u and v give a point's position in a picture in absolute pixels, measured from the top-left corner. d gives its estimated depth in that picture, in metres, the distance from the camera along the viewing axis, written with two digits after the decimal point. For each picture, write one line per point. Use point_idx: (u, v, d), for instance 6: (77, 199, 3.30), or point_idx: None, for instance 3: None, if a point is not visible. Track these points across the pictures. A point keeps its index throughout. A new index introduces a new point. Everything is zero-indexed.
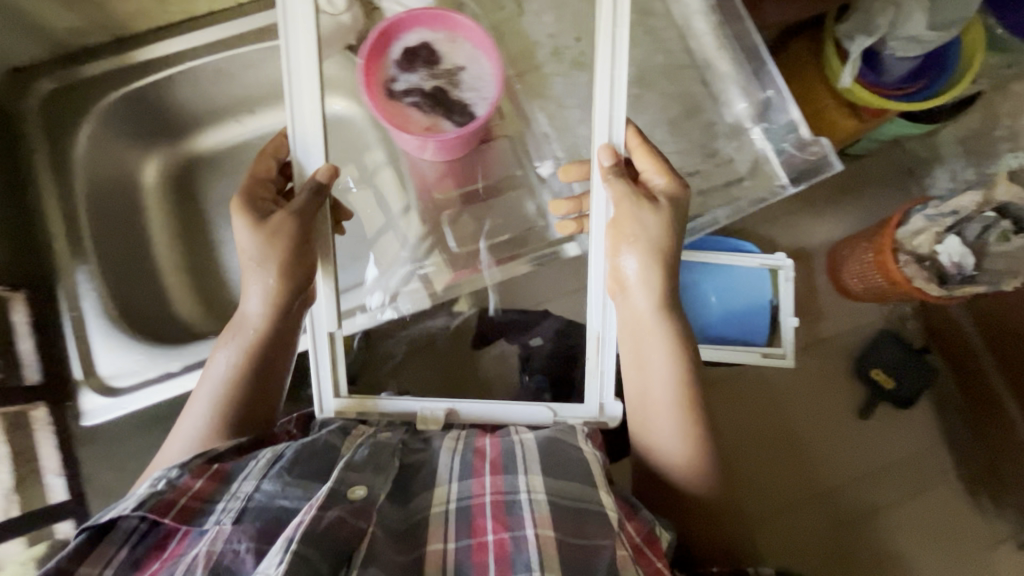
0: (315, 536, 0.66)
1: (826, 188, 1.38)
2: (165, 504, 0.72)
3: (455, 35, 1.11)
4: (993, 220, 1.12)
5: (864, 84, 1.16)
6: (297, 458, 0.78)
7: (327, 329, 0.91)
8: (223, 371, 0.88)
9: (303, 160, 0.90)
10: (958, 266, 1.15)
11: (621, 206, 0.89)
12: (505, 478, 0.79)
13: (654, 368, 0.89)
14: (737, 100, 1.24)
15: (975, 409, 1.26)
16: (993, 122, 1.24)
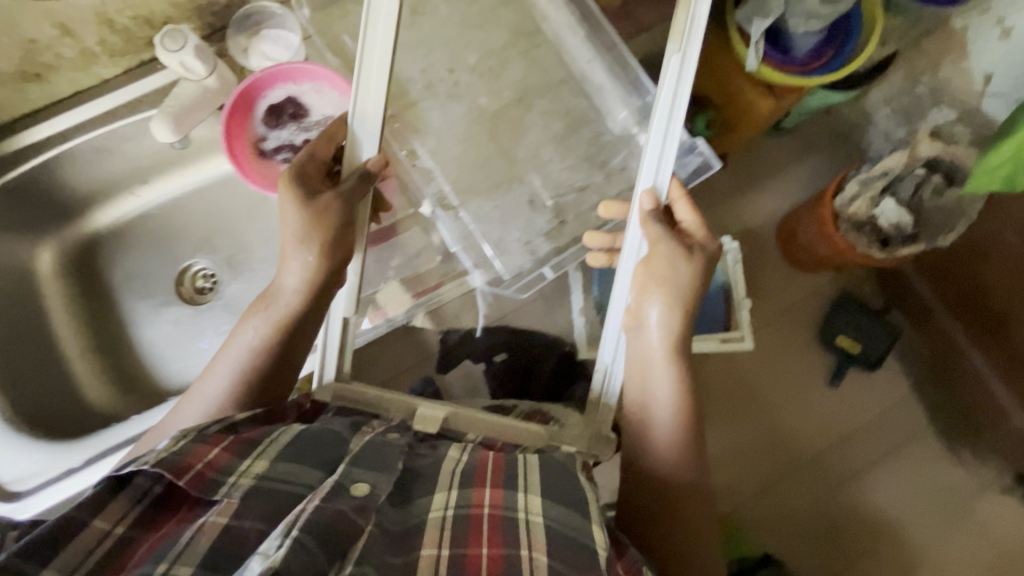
0: (314, 530, 0.48)
1: (768, 162, 1.33)
2: (179, 466, 0.56)
3: (321, 85, 0.93)
4: (924, 177, 1.01)
5: (772, 65, 0.89)
6: (320, 441, 0.63)
7: (343, 314, 0.78)
8: (250, 342, 0.73)
9: (359, 131, 0.74)
10: (896, 226, 1.04)
11: (656, 249, 0.76)
12: (509, 487, 0.62)
13: (661, 403, 0.73)
14: (615, 106, 0.93)
15: (940, 366, 1.25)
16: (915, 81, 1.12)
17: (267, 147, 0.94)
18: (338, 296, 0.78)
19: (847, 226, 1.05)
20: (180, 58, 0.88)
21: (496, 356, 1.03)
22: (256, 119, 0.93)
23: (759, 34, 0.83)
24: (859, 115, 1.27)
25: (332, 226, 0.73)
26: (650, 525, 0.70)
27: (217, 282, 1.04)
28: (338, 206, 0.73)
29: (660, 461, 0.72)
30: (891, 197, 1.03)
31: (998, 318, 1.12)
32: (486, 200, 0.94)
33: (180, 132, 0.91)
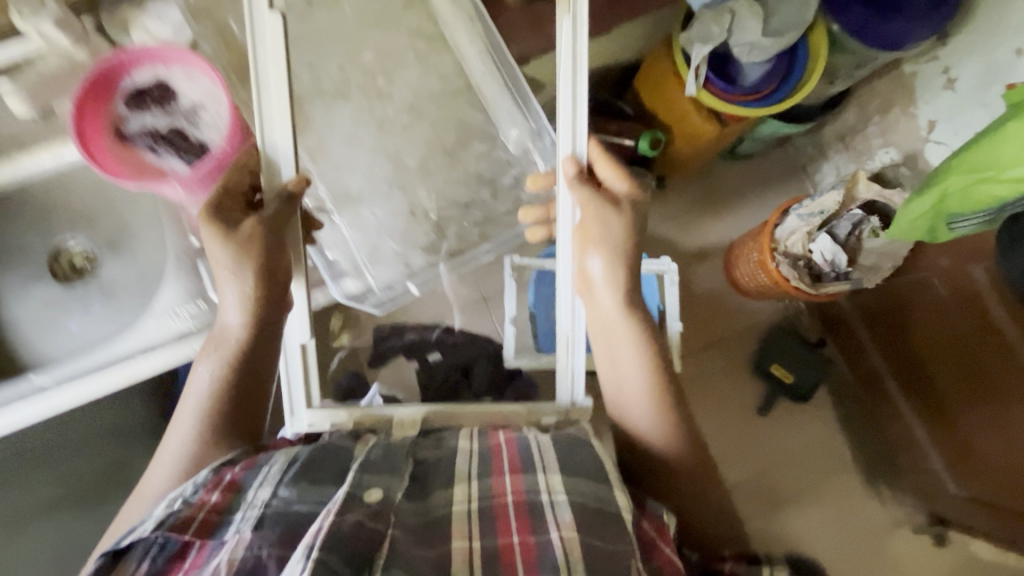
0: (339, 547, 0.48)
1: (723, 186, 1.33)
2: (183, 518, 0.53)
3: (190, 68, 0.76)
4: (862, 218, 1.01)
5: (713, 91, 0.89)
6: (317, 459, 0.58)
7: (299, 341, 0.72)
8: (202, 392, 0.64)
9: (275, 151, 0.70)
10: (832, 264, 1.04)
11: (587, 207, 0.72)
12: (527, 470, 0.60)
13: (624, 377, 0.69)
14: (505, 123, 0.90)
15: (868, 399, 1.27)
16: (865, 120, 1.13)
17: (129, 130, 0.76)
18: (292, 323, 0.72)
19: (784, 259, 1.05)
20: (37, 25, 0.72)
21: (431, 355, 1.09)
22: (117, 98, 0.75)
23: (699, 59, 0.81)
24: (817, 144, 1.28)
25: (263, 240, 0.66)
26: (655, 497, 0.66)
27: (95, 262, 0.86)
28: (268, 226, 0.67)
29: (650, 435, 0.67)
30: (827, 233, 1.02)
31: (920, 367, 1.11)
32: (362, 206, 0.87)
33: (39, 105, 0.78)
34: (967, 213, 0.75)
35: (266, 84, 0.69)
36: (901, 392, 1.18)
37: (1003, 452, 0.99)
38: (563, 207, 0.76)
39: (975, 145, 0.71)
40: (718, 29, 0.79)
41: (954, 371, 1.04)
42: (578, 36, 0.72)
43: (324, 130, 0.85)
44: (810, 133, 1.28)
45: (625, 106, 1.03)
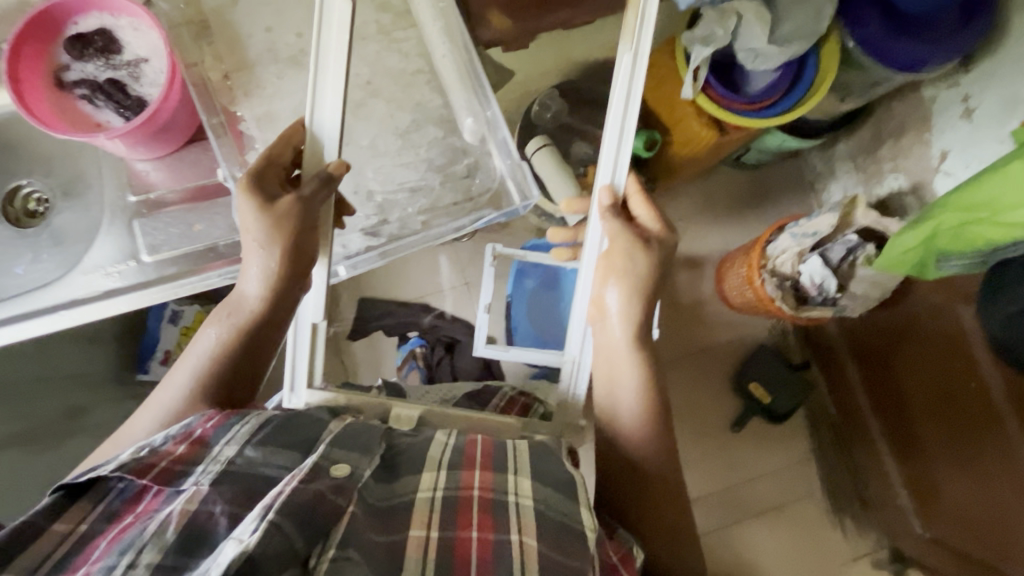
0: (292, 513, 0.44)
1: (725, 197, 1.30)
2: (146, 464, 0.50)
3: (138, 19, 0.73)
4: (857, 243, 0.97)
5: (711, 97, 0.85)
6: (287, 424, 0.55)
7: (311, 319, 0.72)
8: (209, 348, 0.65)
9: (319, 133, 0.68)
10: (820, 287, 1.01)
11: (615, 241, 0.71)
12: (499, 469, 0.57)
13: (623, 408, 0.68)
14: (462, 111, 0.84)
15: (848, 433, 1.23)
16: (879, 142, 1.09)
17: (71, 81, 0.74)
18: (305, 304, 0.72)
19: (772, 279, 1.02)
20: None
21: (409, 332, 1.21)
22: (61, 48, 0.73)
23: (700, 60, 0.78)
24: (828, 162, 1.23)
25: (294, 222, 0.65)
26: (641, 508, 0.65)
27: (48, 207, 0.83)
28: (301, 207, 0.66)
29: (647, 454, 0.67)
30: (818, 256, 0.99)
31: (897, 406, 1.09)
32: None
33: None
34: (956, 252, 0.71)
35: (323, 85, 0.67)
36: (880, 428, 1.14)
37: (970, 504, 0.97)
38: (592, 231, 0.75)
39: (974, 181, 0.67)
40: (722, 31, 0.75)
41: (928, 412, 1.02)
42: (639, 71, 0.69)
43: (276, 97, 0.78)
44: (822, 149, 1.24)
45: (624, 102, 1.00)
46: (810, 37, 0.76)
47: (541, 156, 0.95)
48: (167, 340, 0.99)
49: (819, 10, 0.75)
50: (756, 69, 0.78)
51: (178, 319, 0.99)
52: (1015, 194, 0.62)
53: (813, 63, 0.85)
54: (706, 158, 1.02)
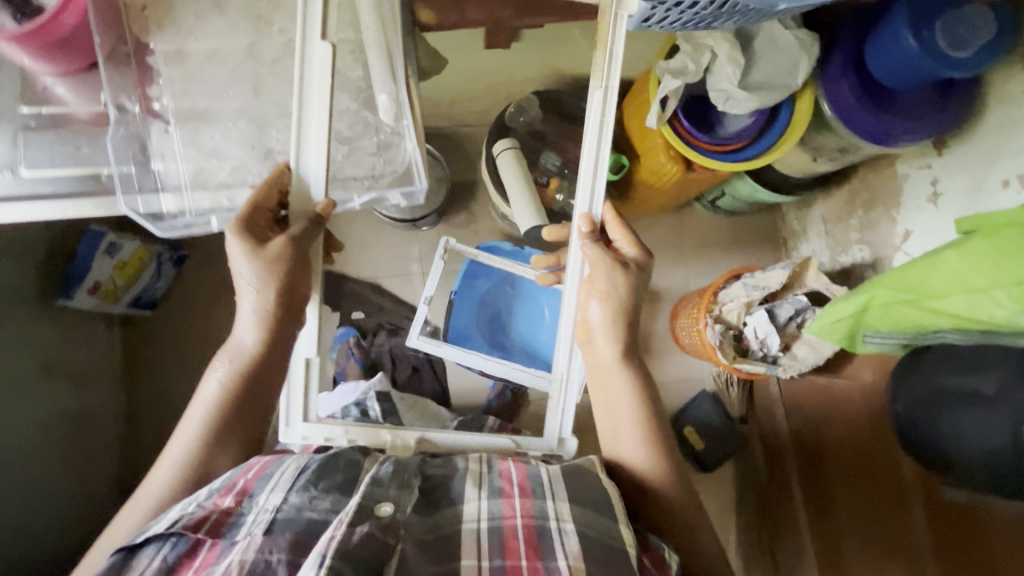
0: (352, 556, 0.48)
1: (694, 237, 1.30)
2: (196, 519, 0.54)
3: None
4: (805, 305, 0.96)
5: (678, 129, 0.84)
6: (328, 467, 0.59)
7: (304, 354, 0.78)
8: (213, 395, 0.66)
9: (307, 175, 0.69)
10: (762, 343, 0.99)
11: (596, 267, 0.72)
12: (537, 494, 0.58)
13: (620, 425, 0.68)
14: (377, 83, 0.75)
15: (771, 505, 1.20)
16: (850, 210, 1.08)
17: None
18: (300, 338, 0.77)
19: (717, 323, 1.00)
20: None
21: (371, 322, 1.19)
22: None
23: (668, 91, 0.76)
24: (802, 222, 1.23)
25: (286, 264, 0.67)
26: (670, 530, 0.63)
27: None
28: (291, 249, 0.67)
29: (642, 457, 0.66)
30: (766, 309, 0.97)
31: (817, 458, 1.07)
32: (204, 124, 0.72)
33: None
34: (884, 330, 0.70)
35: (308, 126, 0.68)
36: (801, 498, 1.12)
37: None
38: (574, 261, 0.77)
39: (905, 264, 0.66)
40: (694, 66, 0.75)
41: (853, 490, 0.99)
42: (608, 107, 0.70)
43: (190, 36, 0.72)
44: (798, 208, 1.24)
45: None
46: (782, 90, 0.75)
47: (506, 157, 0.94)
48: (100, 271, 0.99)
49: (793, 63, 0.75)
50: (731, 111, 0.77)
51: (115, 252, 0.99)
52: (941, 282, 0.62)
53: (788, 110, 0.83)
54: (671, 192, 1.00)
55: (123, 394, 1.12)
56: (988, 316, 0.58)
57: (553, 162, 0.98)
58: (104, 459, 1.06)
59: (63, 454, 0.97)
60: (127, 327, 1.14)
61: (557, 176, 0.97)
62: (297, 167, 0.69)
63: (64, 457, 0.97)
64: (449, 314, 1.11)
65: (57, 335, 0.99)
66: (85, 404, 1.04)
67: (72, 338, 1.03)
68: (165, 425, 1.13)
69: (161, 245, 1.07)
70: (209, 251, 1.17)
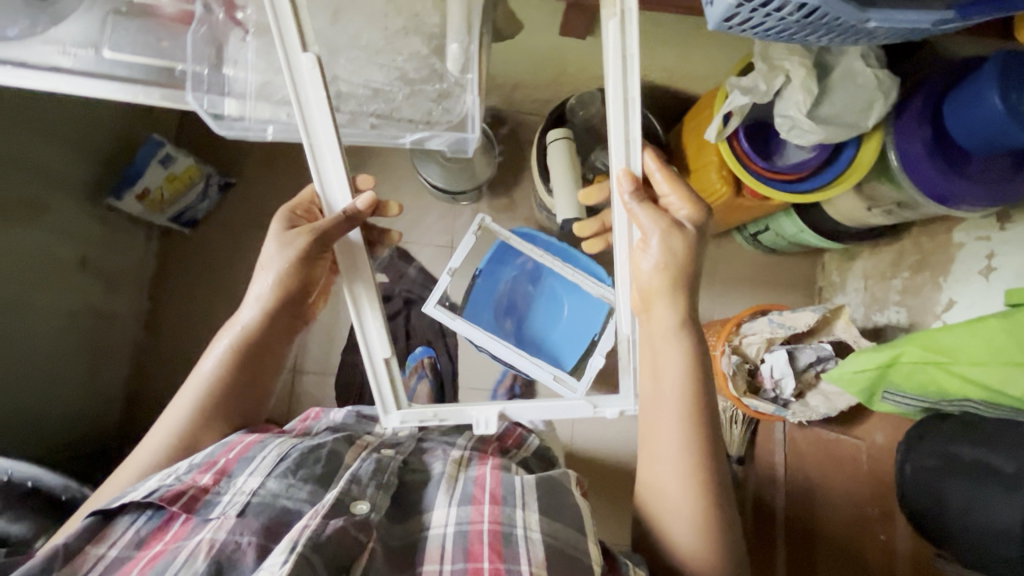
0: (324, 548, 0.49)
1: (728, 266, 1.28)
2: (173, 493, 0.55)
3: None
4: (828, 354, 0.94)
5: (737, 149, 0.83)
6: (307, 458, 0.61)
7: (381, 356, 0.70)
8: (214, 368, 0.67)
9: (333, 176, 0.64)
10: (776, 383, 0.97)
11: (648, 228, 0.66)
12: (507, 501, 0.57)
13: (667, 399, 0.63)
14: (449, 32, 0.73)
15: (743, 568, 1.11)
16: (895, 269, 1.05)
17: None
18: (365, 343, 0.69)
19: (733, 354, 0.98)
20: None
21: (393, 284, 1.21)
22: None
23: (733, 108, 0.75)
24: (842, 274, 1.20)
25: (305, 255, 0.67)
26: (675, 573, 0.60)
27: None
28: (313, 243, 0.67)
29: (674, 435, 0.62)
30: (787, 350, 0.95)
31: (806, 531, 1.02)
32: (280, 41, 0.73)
33: None
34: (907, 389, 0.68)
35: (322, 152, 0.63)
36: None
37: None
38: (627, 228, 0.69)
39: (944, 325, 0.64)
40: (766, 86, 0.73)
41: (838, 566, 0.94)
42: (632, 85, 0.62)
43: None
44: (840, 260, 1.21)
45: (658, 132, 0.99)
46: (850, 129, 0.74)
47: (556, 146, 0.94)
48: (152, 179, 1.03)
49: (868, 101, 0.73)
50: (801, 142, 0.75)
51: (168, 164, 1.03)
52: (979, 350, 0.59)
53: (856, 144, 0.80)
54: (716, 214, 0.99)
55: (148, 303, 1.17)
56: (1021, 392, 0.55)
57: (603, 161, 0.95)
58: (117, 361, 1.10)
59: (82, 347, 1.01)
60: (164, 240, 1.18)
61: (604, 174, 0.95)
62: (317, 175, 0.64)
63: (82, 350, 1.01)
64: (470, 290, 1.12)
65: (101, 233, 1.04)
66: (113, 304, 1.08)
67: (113, 238, 1.07)
68: (180, 342, 1.17)
69: (209, 168, 1.11)
70: (256, 181, 1.20)
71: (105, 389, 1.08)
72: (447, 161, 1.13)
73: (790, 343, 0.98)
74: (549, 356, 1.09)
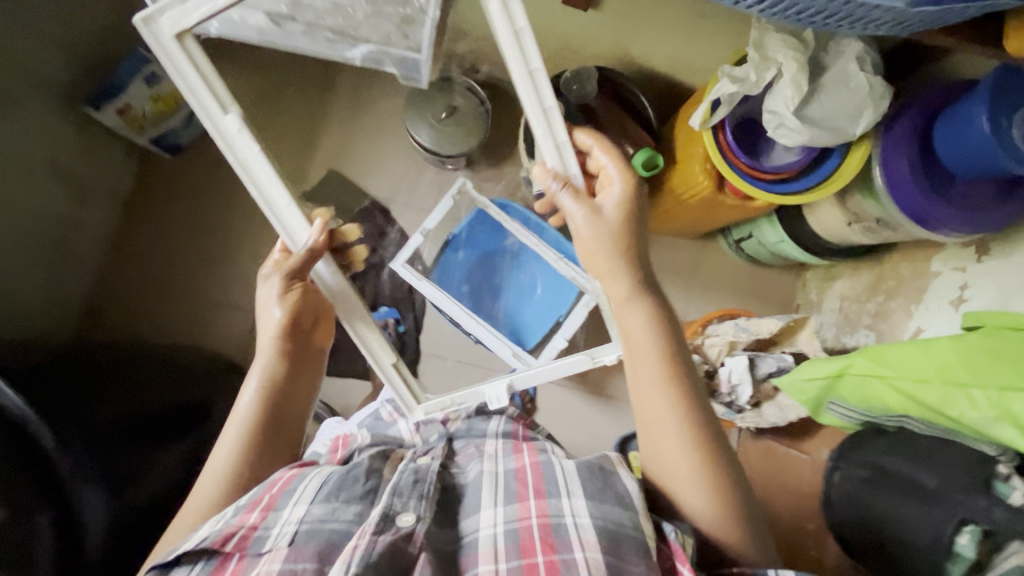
0: (376, 569, 0.50)
1: (709, 271, 1.27)
2: (224, 534, 0.53)
3: None
4: (788, 365, 0.92)
5: (721, 142, 0.80)
6: (348, 479, 0.59)
7: (388, 360, 0.83)
8: (250, 415, 0.68)
9: (289, 219, 0.68)
10: (732, 389, 0.94)
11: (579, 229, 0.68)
12: (552, 493, 0.57)
13: (646, 353, 0.63)
14: None
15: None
16: (871, 292, 1.03)
17: None
18: (371, 355, 0.82)
19: (694, 353, 0.97)
20: None
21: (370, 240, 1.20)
22: None
23: (720, 95, 0.73)
24: (820, 293, 1.18)
25: (291, 297, 0.73)
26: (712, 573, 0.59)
27: None
28: (292, 282, 0.72)
29: (659, 385, 0.61)
30: (748, 356, 0.93)
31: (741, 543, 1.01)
32: None
33: None
34: (852, 403, 0.67)
35: (272, 194, 0.67)
36: None
37: None
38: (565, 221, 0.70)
39: (895, 343, 0.62)
40: (756, 78, 0.71)
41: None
42: (546, 93, 0.60)
43: None
44: (821, 278, 1.18)
45: (652, 118, 0.98)
46: (838, 134, 0.71)
47: None
48: (135, 95, 1.02)
49: (858, 108, 0.71)
50: (786, 142, 0.73)
51: (154, 83, 1.02)
52: (925, 368, 0.57)
53: (842, 152, 0.78)
54: (698, 212, 0.97)
55: (118, 223, 1.16)
56: (958, 414, 0.54)
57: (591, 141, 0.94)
58: (76, 275, 1.11)
59: (42, 252, 1.01)
60: (144, 163, 1.17)
61: None
62: (278, 226, 0.69)
63: (40, 255, 1.01)
64: (442, 252, 1.13)
65: (76, 141, 1.03)
66: (80, 216, 1.08)
67: (89, 150, 1.06)
68: (147, 266, 1.17)
69: None
70: None
71: (59, 302, 1.08)
72: (437, 122, 1.12)
73: (753, 350, 0.96)
74: (514, 334, 1.09)
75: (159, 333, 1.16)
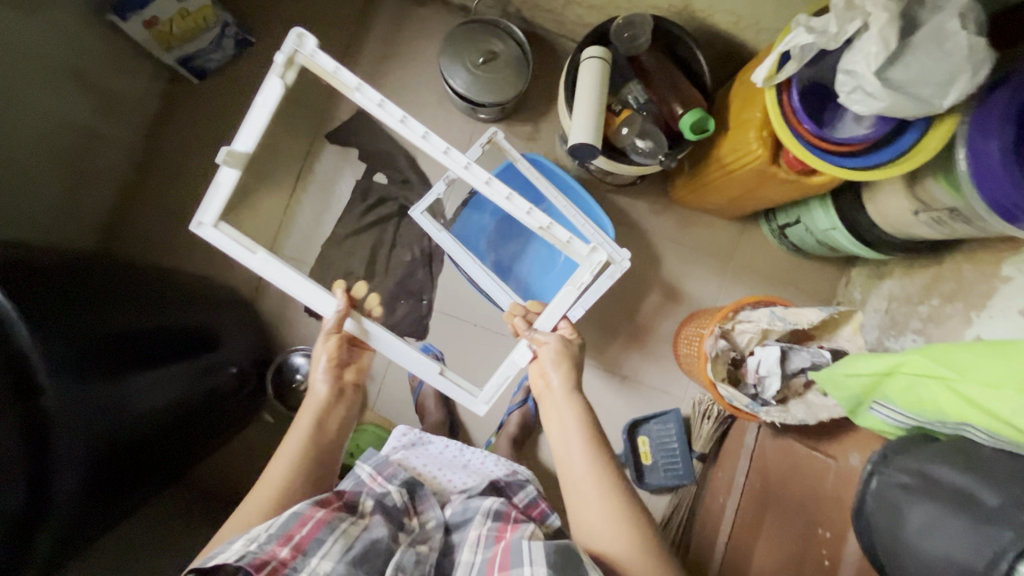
0: None
1: (747, 258, 1.19)
2: (257, 561, 0.52)
3: None
4: (823, 361, 0.85)
5: (787, 103, 0.72)
6: (371, 551, 0.56)
7: (433, 370, 0.86)
8: (310, 426, 0.75)
9: (313, 300, 0.80)
10: (759, 380, 0.90)
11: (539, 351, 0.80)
12: (515, 566, 0.53)
13: (566, 419, 0.73)
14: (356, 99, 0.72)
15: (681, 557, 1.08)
16: (924, 295, 0.95)
17: None
18: (416, 370, 0.85)
19: (722, 338, 0.91)
20: None
21: (395, 188, 1.17)
22: None
23: (793, 47, 0.66)
24: (864, 292, 1.11)
25: (332, 354, 0.82)
26: None
27: None
28: (337, 337, 0.82)
29: (581, 454, 0.69)
30: (781, 347, 0.87)
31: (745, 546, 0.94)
32: None
33: None
34: (899, 405, 0.60)
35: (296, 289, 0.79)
36: None
37: None
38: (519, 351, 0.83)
39: (966, 343, 0.55)
40: (835, 29, 0.63)
41: None
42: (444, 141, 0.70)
43: None
44: (868, 276, 1.11)
45: (706, 77, 0.88)
46: (919, 104, 0.63)
47: (591, 65, 0.85)
48: (164, 9, 0.97)
49: (950, 74, 0.61)
50: (859, 111, 0.65)
51: None
52: (991, 374, 0.50)
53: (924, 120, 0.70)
54: (747, 185, 0.89)
55: (139, 144, 1.14)
56: None
57: (636, 97, 0.89)
58: (96, 194, 1.09)
59: (62, 162, 0.99)
60: (171, 84, 1.16)
61: (631, 111, 0.87)
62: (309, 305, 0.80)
63: (60, 166, 0.99)
64: (465, 202, 1.10)
65: (103, 50, 1.01)
66: (103, 130, 1.05)
67: (117, 63, 1.04)
68: (166, 188, 1.15)
69: (225, 16, 1.05)
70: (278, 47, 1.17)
71: (76, 220, 1.06)
72: (477, 68, 1.06)
73: (786, 342, 0.90)
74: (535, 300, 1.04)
75: (166, 259, 1.14)
